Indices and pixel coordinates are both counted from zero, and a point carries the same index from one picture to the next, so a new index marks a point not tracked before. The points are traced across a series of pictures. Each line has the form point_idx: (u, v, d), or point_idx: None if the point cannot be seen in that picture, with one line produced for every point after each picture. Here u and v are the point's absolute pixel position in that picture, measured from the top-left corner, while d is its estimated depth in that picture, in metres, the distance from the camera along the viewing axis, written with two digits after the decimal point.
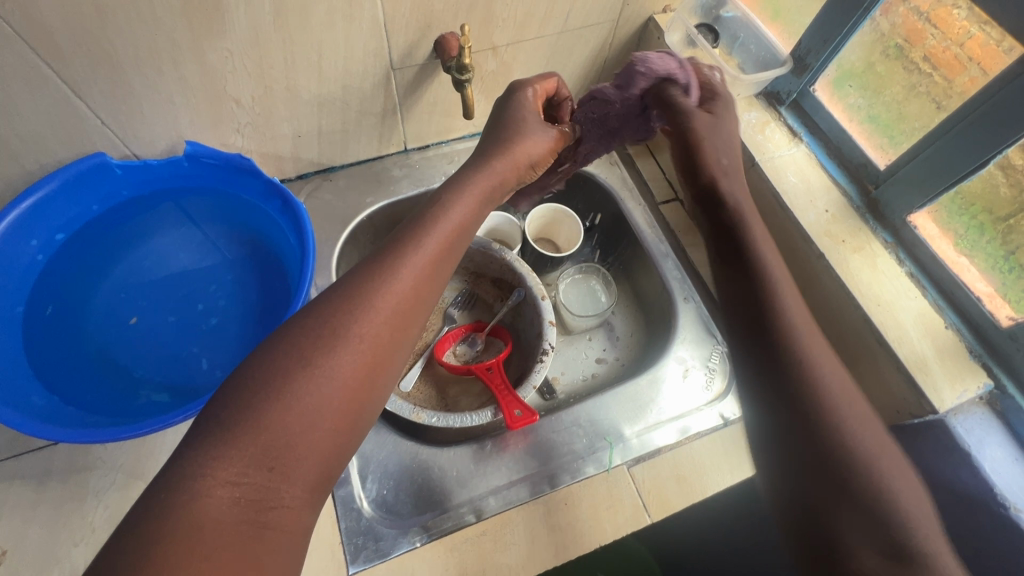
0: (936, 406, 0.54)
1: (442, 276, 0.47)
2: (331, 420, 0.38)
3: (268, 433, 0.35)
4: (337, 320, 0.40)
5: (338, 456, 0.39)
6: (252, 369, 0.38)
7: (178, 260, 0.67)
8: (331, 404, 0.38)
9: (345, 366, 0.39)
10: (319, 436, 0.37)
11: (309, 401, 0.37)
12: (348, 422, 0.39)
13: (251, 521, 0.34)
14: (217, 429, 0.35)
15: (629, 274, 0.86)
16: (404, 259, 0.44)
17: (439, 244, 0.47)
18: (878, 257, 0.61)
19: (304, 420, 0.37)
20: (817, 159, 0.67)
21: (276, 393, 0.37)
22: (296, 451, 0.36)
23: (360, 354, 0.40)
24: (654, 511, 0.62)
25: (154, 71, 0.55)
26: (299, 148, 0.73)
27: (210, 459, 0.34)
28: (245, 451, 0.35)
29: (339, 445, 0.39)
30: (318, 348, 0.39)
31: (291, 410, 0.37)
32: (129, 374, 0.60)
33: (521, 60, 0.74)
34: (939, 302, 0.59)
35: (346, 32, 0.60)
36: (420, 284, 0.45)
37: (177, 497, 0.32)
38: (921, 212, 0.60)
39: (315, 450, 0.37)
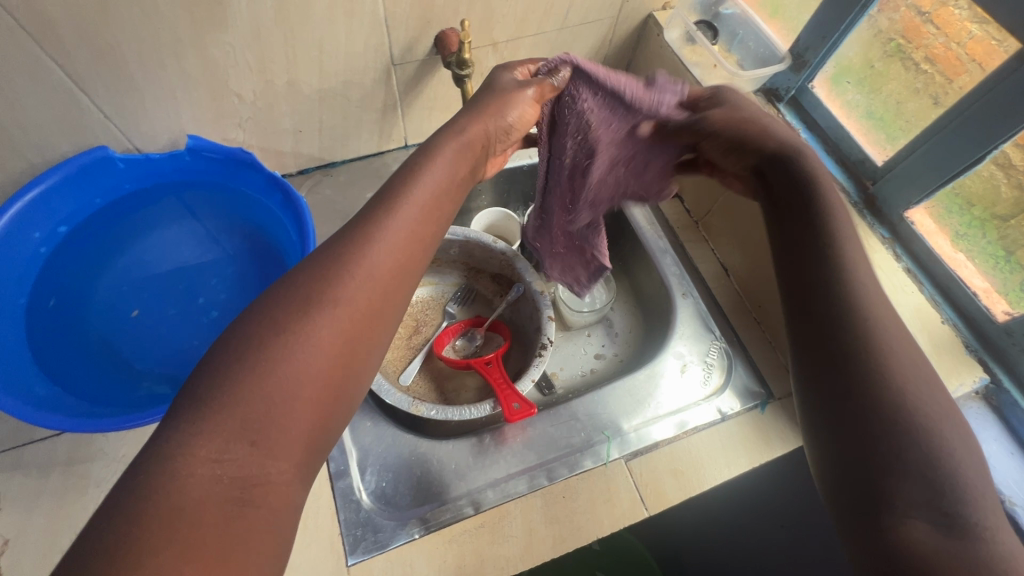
0: None
1: (419, 249, 0.47)
2: (310, 391, 0.38)
3: (247, 406, 0.36)
4: (313, 294, 0.41)
5: (319, 427, 0.39)
6: (228, 348, 0.38)
7: (179, 253, 0.68)
8: (310, 375, 0.38)
9: (320, 337, 0.39)
10: (299, 407, 0.38)
11: (287, 373, 0.37)
12: (328, 393, 0.39)
13: (236, 498, 0.34)
14: (195, 408, 0.35)
15: (628, 270, 0.86)
16: (379, 232, 0.45)
17: (414, 217, 0.47)
18: (875, 252, 0.61)
19: (282, 391, 0.37)
20: (815, 155, 0.67)
21: (252, 365, 0.37)
22: (276, 423, 0.36)
23: (338, 326, 0.40)
24: (652, 504, 0.62)
25: (156, 65, 0.56)
26: (300, 143, 0.74)
27: (189, 437, 0.34)
28: (224, 427, 0.35)
29: (319, 416, 0.39)
30: (293, 321, 0.39)
31: (268, 381, 0.37)
32: (130, 366, 0.61)
33: (521, 57, 0.74)
34: (936, 298, 0.59)
35: (347, 27, 0.60)
36: (397, 257, 0.45)
37: (158, 477, 0.32)
38: (918, 207, 0.60)
39: (296, 422, 0.37)
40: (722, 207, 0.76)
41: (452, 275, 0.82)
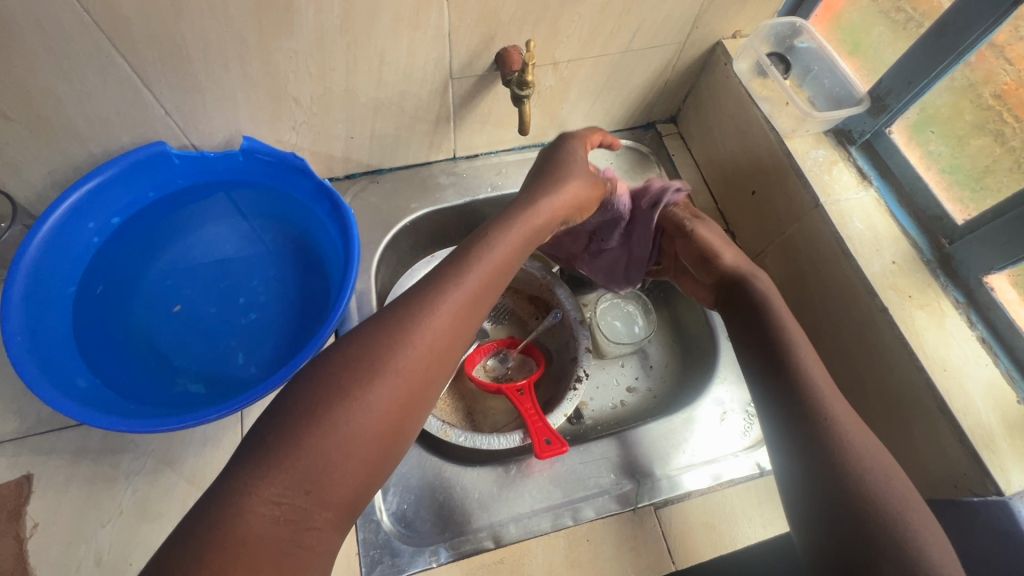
0: (1001, 486, 0.50)
1: (482, 310, 0.47)
2: (366, 447, 0.38)
3: (307, 455, 0.35)
4: (380, 349, 0.40)
5: (371, 479, 0.38)
6: (299, 394, 0.38)
7: (224, 250, 0.68)
8: (371, 430, 0.38)
9: (384, 397, 0.39)
10: (355, 463, 0.37)
11: (351, 426, 0.37)
12: (384, 448, 0.39)
13: (289, 540, 0.34)
14: (263, 451, 0.35)
15: (665, 302, 0.84)
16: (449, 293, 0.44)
17: (480, 279, 0.46)
18: (946, 316, 0.57)
19: (340, 446, 0.36)
20: (886, 206, 0.63)
21: (317, 416, 0.36)
22: (332, 474, 0.36)
23: (402, 387, 0.40)
24: (679, 558, 0.59)
25: (220, 67, 0.56)
26: (351, 149, 0.73)
27: (254, 478, 0.34)
28: (287, 472, 0.34)
29: (373, 469, 0.38)
30: (359, 377, 0.39)
31: (329, 436, 0.36)
32: (169, 361, 0.61)
33: (581, 77, 0.72)
34: (1012, 373, 0.55)
35: (410, 38, 0.59)
36: (463, 319, 0.44)
37: (223, 513, 0.32)
38: (999, 274, 0.56)
39: (350, 477, 0.37)
40: (777, 248, 0.71)
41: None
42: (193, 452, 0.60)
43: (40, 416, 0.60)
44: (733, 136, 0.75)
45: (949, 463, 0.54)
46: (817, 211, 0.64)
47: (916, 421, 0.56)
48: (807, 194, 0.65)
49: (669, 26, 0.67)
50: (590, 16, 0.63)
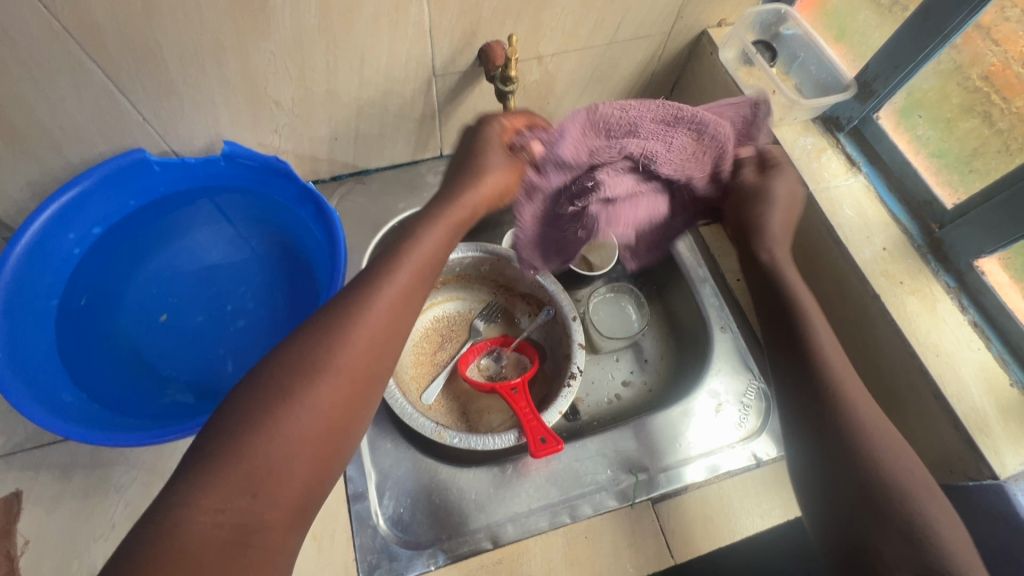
0: (995, 470, 0.50)
1: (417, 304, 0.46)
2: (308, 449, 0.38)
3: (248, 462, 0.36)
4: (312, 352, 0.40)
5: (320, 479, 0.39)
6: (236, 404, 0.38)
7: (209, 258, 0.67)
8: (312, 431, 0.38)
9: (322, 397, 0.39)
10: (298, 466, 0.37)
11: (289, 430, 0.37)
12: (327, 448, 0.39)
13: (236, 543, 0.34)
14: (201, 462, 0.35)
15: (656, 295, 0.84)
16: (378, 287, 0.44)
17: (410, 274, 0.46)
18: (938, 302, 0.57)
19: (280, 450, 0.37)
20: (875, 192, 0.63)
21: (254, 425, 0.37)
22: (276, 479, 0.36)
23: (339, 385, 0.40)
24: (678, 551, 0.59)
25: (197, 71, 0.55)
26: (335, 151, 0.72)
27: (195, 490, 0.34)
28: (228, 480, 0.35)
29: (319, 469, 0.38)
30: (294, 383, 0.39)
31: (267, 441, 0.36)
32: (156, 372, 0.60)
33: (567, 70, 0.71)
34: (1004, 356, 0.54)
35: (391, 37, 0.58)
36: (395, 312, 0.44)
37: (163, 526, 0.33)
38: (990, 257, 0.55)
39: (295, 478, 0.37)
40: None
41: (479, 290, 0.79)
42: None
43: (28, 433, 0.59)
44: None
45: (944, 448, 0.54)
46: (807, 199, 0.63)
47: (909, 408, 0.56)
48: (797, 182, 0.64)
49: (654, 15, 0.66)
50: (573, 9, 0.62)
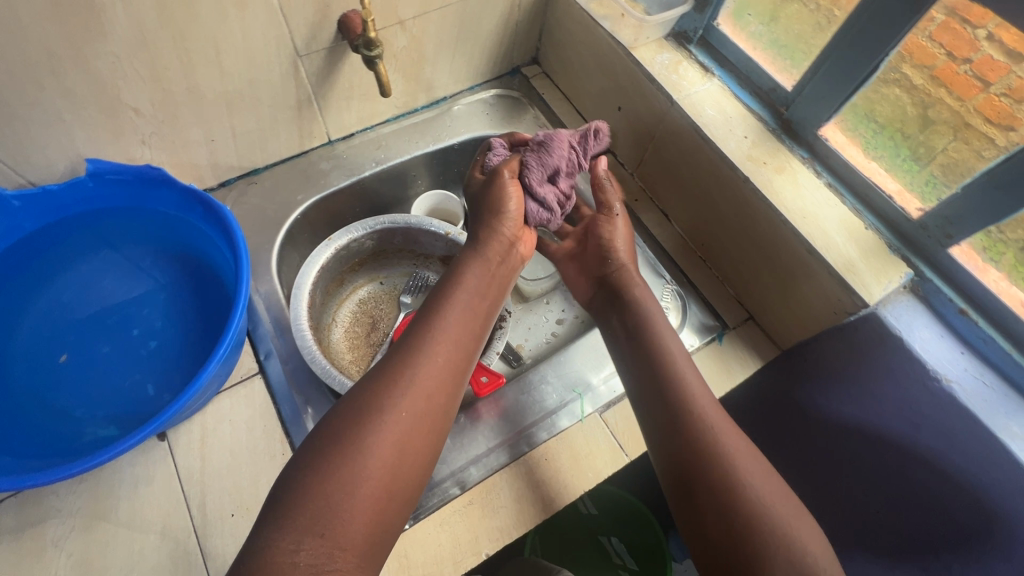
0: (866, 300, 0.57)
1: (465, 360, 0.54)
2: (371, 493, 0.43)
3: (319, 505, 0.41)
4: (369, 402, 0.47)
5: (382, 523, 0.44)
6: (309, 455, 0.44)
7: (101, 287, 0.63)
8: (376, 475, 0.44)
9: (383, 443, 0.45)
10: (364, 507, 0.42)
11: (356, 475, 0.43)
12: (386, 492, 0.44)
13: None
14: (280, 507, 0.41)
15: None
16: (428, 347, 0.52)
17: (455, 333, 0.54)
18: (798, 173, 0.64)
19: (349, 494, 0.42)
20: (729, 90, 0.69)
21: (326, 471, 0.43)
22: (341, 519, 0.41)
23: (398, 432, 0.46)
24: (631, 450, 0.63)
25: (34, 88, 0.51)
26: (216, 154, 0.70)
27: (275, 531, 0.39)
28: (301, 522, 0.40)
29: (381, 513, 0.44)
30: (353, 431, 0.45)
31: (339, 487, 0.42)
32: (69, 413, 0.56)
33: (432, 32, 0.72)
34: (858, 207, 0.62)
35: (241, 21, 0.57)
36: (446, 367, 0.52)
37: (252, 561, 0.38)
38: (830, 124, 0.63)
39: (359, 518, 0.42)
40: (653, 155, 0.76)
41: (399, 266, 0.80)
42: (126, 497, 0.56)
43: None
44: (588, 60, 0.79)
45: (827, 294, 0.61)
46: (674, 109, 0.69)
47: (794, 270, 0.64)
48: (661, 95, 0.69)
49: None
50: None
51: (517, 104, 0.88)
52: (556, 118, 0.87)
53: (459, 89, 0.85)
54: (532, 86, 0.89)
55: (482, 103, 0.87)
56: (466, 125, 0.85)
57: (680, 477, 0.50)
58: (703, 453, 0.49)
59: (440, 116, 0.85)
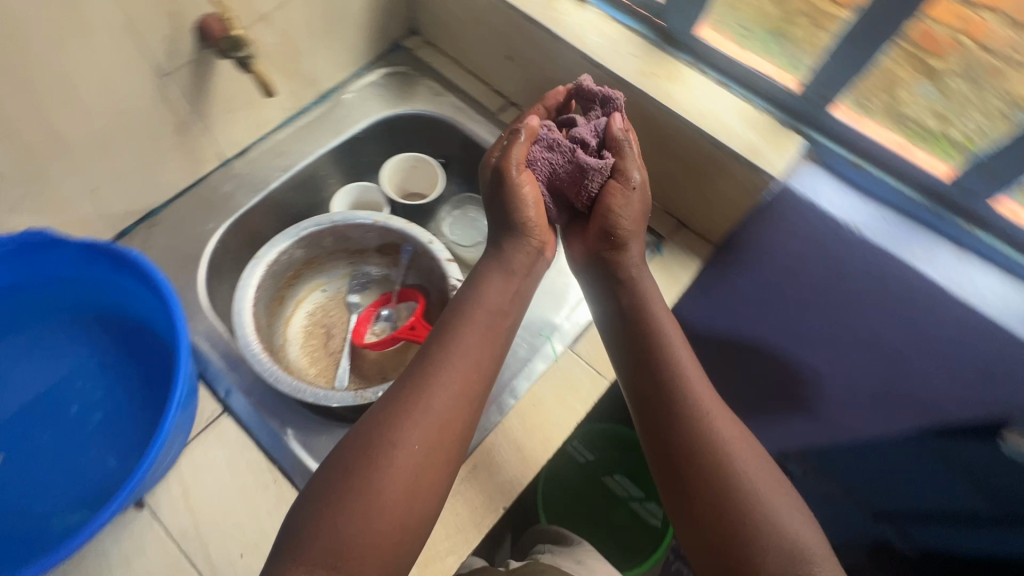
0: (774, 176, 0.62)
1: (485, 371, 0.55)
2: (388, 519, 0.45)
3: (330, 536, 0.43)
4: (382, 433, 0.48)
5: (397, 554, 0.45)
6: (324, 482, 0.46)
7: (18, 374, 0.58)
8: (392, 500, 0.45)
9: (400, 467, 0.46)
10: (378, 538, 0.44)
11: (376, 500, 0.44)
12: (402, 518, 0.45)
13: None
14: (296, 538, 0.43)
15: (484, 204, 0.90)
16: (445, 363, 0.53)
17: (472, 347, 0.55)
18: (688, 77, 0.68)
19: (363, 520, 0.44)
20: (606, 14, 0.71)
21: (339, 499, 0.44)
22: (356, 545, 0.43)
23: (414, 456, 0.47)
24: (608, 371, 0.66)
25: None
26: (103, 203, 0.64)
27: (289, 563, 0.42)
28: (310, 557, 0.42)
29: (396, 541, 0.45)
30: (369, 456, 0.46)
31: (354, 515, 0.44)
32: (27, 512, 0.53)
33: (299, 21, 0.69)
34: (747, 95, 0.67)
35: (87, 51, 0.52)
36: (463, 382, 0.53)
37: None
38: (704, 24, 0.67)
39: (374, 545, 0.44)
40: None
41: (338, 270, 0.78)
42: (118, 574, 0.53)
43: None
44: (464, 17, 0.78)
45: (740, 180, 0.66)
46: (560, 44, 0.70)
47: (707, 167, 0.68)
48: (545, 33, 0.70)
49: None
50: None
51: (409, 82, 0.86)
52: (450, 83, 0.86)
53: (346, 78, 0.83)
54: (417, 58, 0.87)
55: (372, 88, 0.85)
56: (364, 111, 0.82)
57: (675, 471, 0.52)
58: (711, 482, 0.50)
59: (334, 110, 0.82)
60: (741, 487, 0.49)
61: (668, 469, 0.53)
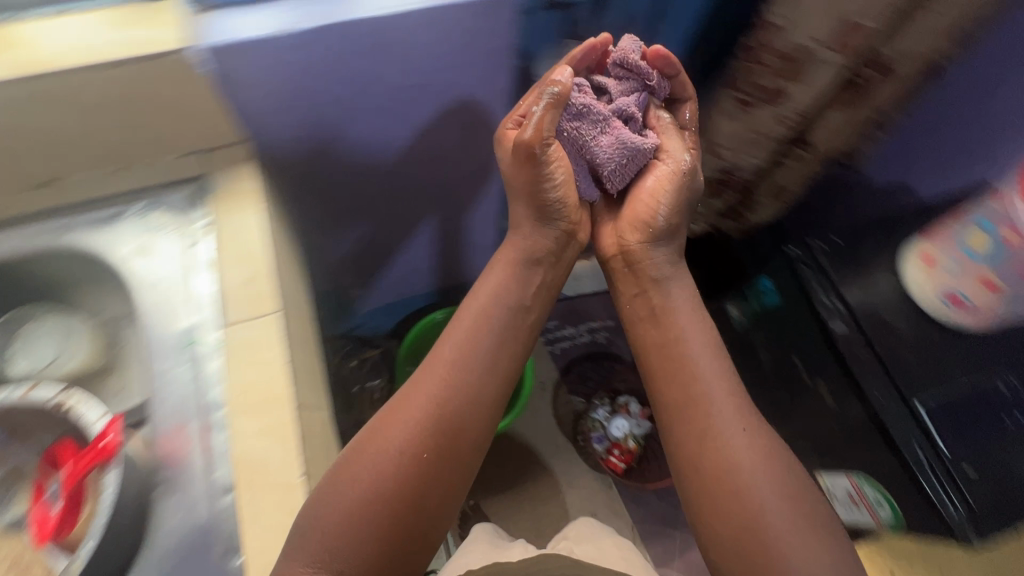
0: None
1: (730, 385, 0.92)
2: (399, 450, 0.81)
3: (360, 464, 0.79)
4: (413, 387, 0.89)
5: (445, 461, 0.84)
6: (358, 441, 0.83)
7: None
8: (409, 434, 0.83)
9: (427, 401, 0.87)
10: (401, 437, 0.82)
11: (399, 414, 0.85)
12: (416, 453, 0.82)
13: (405, 457, 0.81)
14: (343, 463, 0.80)
15: (634, 211, 1.04)
16: (701, 373, 0.92)
17: (722, 379, 0.92)
18: None
19: (380, 456, 0.80)
20: None
21: (370, 432, 0.83)
22: (379, 461, 0.80)
23: (450, 394, 0.88)
24: None
25: None
26: None
27: (334, 473, 0.78)
28: (347, 489, 0.76)
29: (420, 471, 0.81)
30: (405, 394, 0.88)
31: (380, 446, 0.81)
32: None
33: None
34: None
35: None
36: (725, 386, 0.91)
37: (358, 450, 0.81)
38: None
39: (386, 455, 0.81)
40: None
41: (506, 277, 1.01)
42: None
43: None
44: None
45: None
46: None
47: None
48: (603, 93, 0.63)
49: None
50: None
51: (237, 172, 0.89)
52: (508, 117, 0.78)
53: (550, 72, 0.95)
54: (617, 67, 0.99)
55: (578, 84, 0.97)
56: None
57: (715, 494, 0.83)
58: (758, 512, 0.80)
59: (95, 256, 0.83)
60: (771, 523, 0.78)
61: (730, 521, 0.81)
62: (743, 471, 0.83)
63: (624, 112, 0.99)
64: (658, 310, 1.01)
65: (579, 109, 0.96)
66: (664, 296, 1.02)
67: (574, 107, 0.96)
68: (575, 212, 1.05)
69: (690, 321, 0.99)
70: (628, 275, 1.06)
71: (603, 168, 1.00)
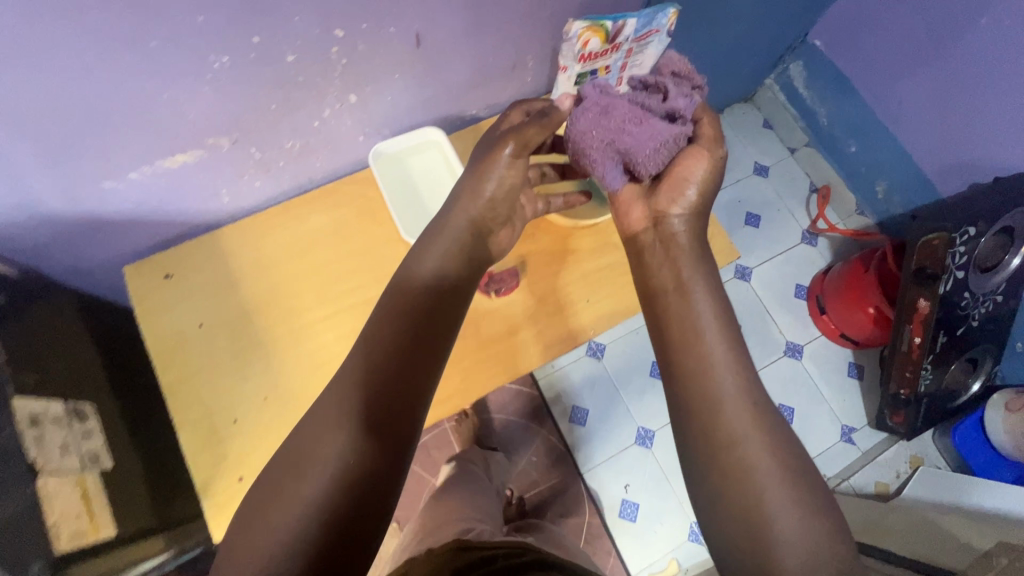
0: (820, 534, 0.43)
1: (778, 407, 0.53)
2: (400, 305, 0.56)
3: (366, 335, 0.53)
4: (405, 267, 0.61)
5: (450, 320, 0.58)
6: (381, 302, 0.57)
7: None
8: (419, 289, 0.58)
9: (439, 264, 0.61)
10: (417, 290, 0.58)
11: (402, 281, 0.59)
12: (440, 280, 0.60)
13: (416, 305, 0.57)
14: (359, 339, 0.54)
15: (683, 189, 0.66)
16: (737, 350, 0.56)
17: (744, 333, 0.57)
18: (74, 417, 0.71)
19: (383, 321, 0.55)
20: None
21: (393, 279, 0.60)
22: (377, 331, 0.54)
23: (442, 258, 0.62)
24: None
25: None
26: None
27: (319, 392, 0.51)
28: (353, 374, 0.51)
29: (427, 323, 0.56)
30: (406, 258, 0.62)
31: (377, 316, 0.56)
32: None
33: None
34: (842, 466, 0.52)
35: None
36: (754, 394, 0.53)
37: (370, 321, 0.55)
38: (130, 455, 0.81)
39: (386, 320, 0.55)
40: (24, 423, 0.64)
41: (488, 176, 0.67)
42: None
43: None
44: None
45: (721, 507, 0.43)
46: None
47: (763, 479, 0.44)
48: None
49: None
50: None
51: None
52: None
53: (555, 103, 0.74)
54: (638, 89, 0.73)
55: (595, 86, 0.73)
56: None
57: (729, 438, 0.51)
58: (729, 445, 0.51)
59: None
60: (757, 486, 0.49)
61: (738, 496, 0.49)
62: (725, 390, 0.53)
63: (672, 112, 0.69)
64: (683, 279, 0.60)
65: (598, 106, 0.71)
66: (703, 274, 0.60)
67: (590, 107, 0.71)
68: (505, 213, 0.70)
69: (723, 303, 0.58)
70: (656, 250, 0.64)
71: (636, 158, 0.67)
